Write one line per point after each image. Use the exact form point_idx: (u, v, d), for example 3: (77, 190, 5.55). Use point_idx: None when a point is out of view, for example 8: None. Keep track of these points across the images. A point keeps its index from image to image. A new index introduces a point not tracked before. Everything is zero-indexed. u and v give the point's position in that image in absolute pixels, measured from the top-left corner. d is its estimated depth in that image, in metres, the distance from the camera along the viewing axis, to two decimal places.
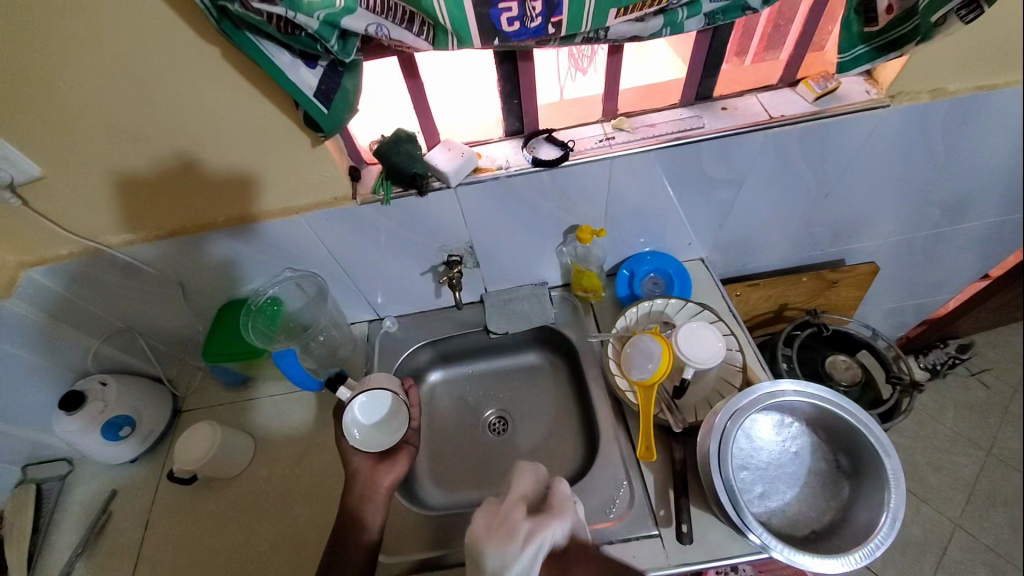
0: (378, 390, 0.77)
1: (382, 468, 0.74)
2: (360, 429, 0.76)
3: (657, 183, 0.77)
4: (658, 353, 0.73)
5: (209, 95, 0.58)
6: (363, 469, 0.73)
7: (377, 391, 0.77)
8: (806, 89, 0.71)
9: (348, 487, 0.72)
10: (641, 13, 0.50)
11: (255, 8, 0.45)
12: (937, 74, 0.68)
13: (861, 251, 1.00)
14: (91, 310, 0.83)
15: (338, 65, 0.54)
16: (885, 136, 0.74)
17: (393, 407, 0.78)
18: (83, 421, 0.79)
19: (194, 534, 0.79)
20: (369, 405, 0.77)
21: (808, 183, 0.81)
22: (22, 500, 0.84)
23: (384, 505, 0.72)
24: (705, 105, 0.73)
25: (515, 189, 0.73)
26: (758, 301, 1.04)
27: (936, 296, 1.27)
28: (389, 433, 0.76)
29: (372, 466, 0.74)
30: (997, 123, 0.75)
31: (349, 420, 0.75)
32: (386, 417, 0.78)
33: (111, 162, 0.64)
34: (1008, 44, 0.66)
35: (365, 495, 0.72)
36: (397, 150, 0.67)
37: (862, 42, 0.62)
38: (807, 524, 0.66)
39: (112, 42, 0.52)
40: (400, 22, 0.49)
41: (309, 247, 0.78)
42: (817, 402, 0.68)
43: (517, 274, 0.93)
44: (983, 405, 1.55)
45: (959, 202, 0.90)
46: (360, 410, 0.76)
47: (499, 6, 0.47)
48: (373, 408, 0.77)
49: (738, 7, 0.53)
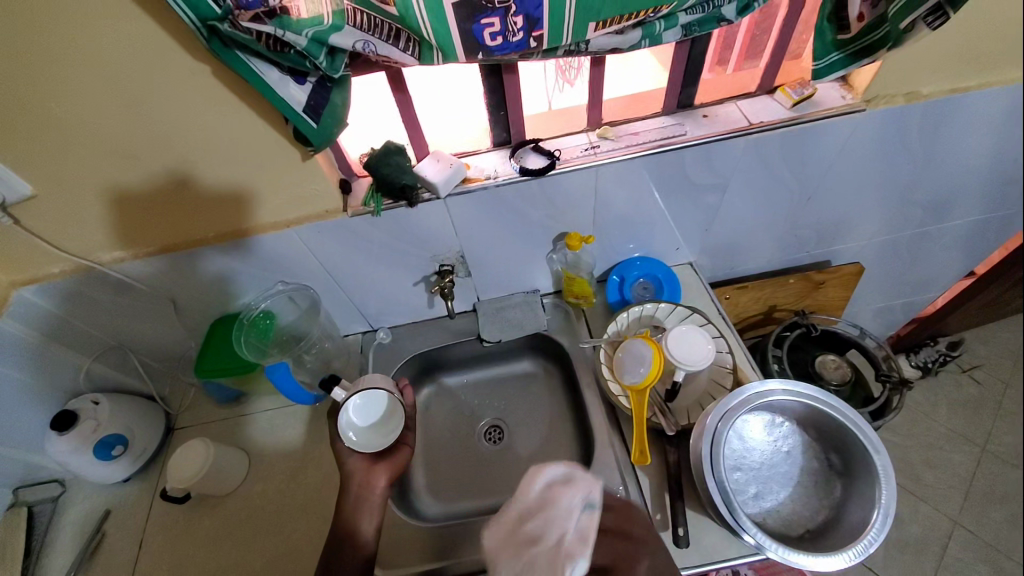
0: (372, 389, 0.77)
1: (378, 469, 0.73)
2: (355, 430, 0.76)
3: (643, 190, 0.78)
4: (649, 356, 0.73)
5: (200, 112, 0.59)
6: (358, 470, 0.73)
7: (372, 392, 0.77)
8: (784, 96, 0.73)
9: (343, 489, 0.72)
10: (620, 26, 0.52)
11: (245, 27, 0.46)
12: (909, 79, 0.71)
13: (846, 252, 1.02)
14: (83, 328, 0.83)
15: (326, 81, 0.55)
16: (862, 139, 0.76)
17: (388, 407, 0.78)
18: (74, 442, 0.78)
19: (189, 553, 0.78)
20: (364, 406, 0.77)
21: (791, 187, 0.82)
22: (13, 523, 0.83)
23: (380, 506, 0.71)
24: (686, 113, 0.75)
25: (504, 198, 0.74)
26: (748, 303, 1.06)
27: (924, 294, 1.29)
28: (384, 433, 0.76)
29: (368, 466, 0.73)
30: (970, 124, 0.77)
31: (344, 422, 0.75)
32: (382, 418, 0.77)
33: (104, 181, 0.64)
34: (976, 48, 0.68)
35: (360, 496, 0.71)
36: (385, 162, 0.68)
37: (836, 50, 0.65)
38: (802, 524, 0.67)
39: (104, 64, 0.53)
40: (386, 38, 0.50)
41: (302, 260, 0.79)
42: (807, 401, 0.69)
43: (509, 283, 0.94)
44: (975, 401, 1.57)
45: (938, 201, 0.92)
46: (354, 412, 0.76)
47: (482, 22, 0.49)
48: (367, 410, 0.77)
49: (714, 20, 0.55)
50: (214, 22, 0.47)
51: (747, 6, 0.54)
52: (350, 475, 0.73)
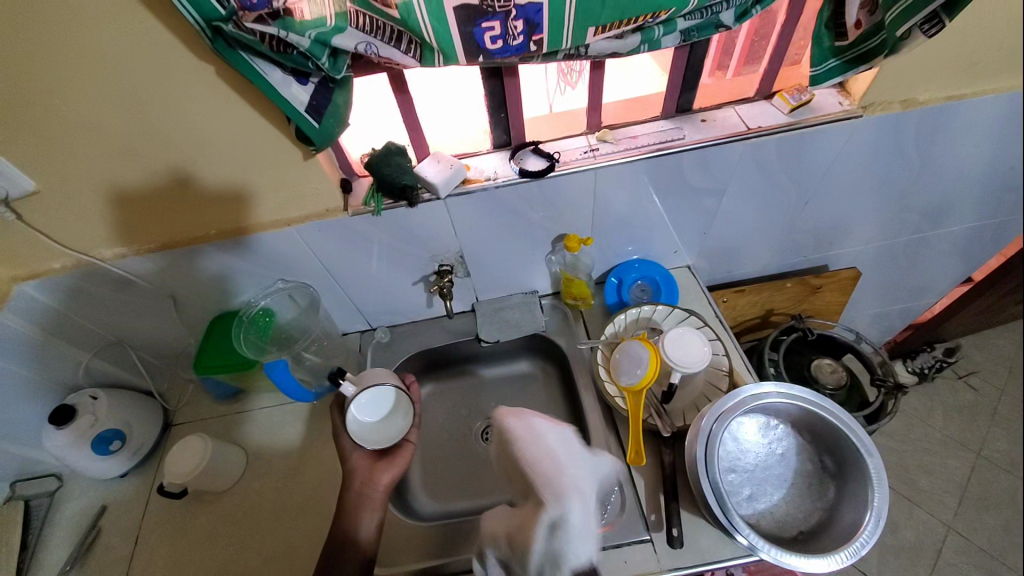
0: (381, 385, 0.77)
1: (376, 466, 0.74)
2: (361, 425, 0.76)
3: (642, 192, 0.79)
4: (646, 358, 0.74)
5: (203, 111, 0.59)
6: (359, 468, 0.74)
7: (380, 388, 0.77)
8: (781, 101, 0.74)
9: (345, 485, 0.73)
10: (620, 31, 0.53)
11: (249, 29, 0.47)
12: (906, 86, 0.71)
13: (843, 257, 1.02)
14: (83, 323, 0.83)
15: (328, 82, 0.56)
16: (859, 144, 0.77)
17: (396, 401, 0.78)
18: (73, 435, 0.79)
19: (185, 548, 0.79)
20: (373, 401, 0.77)
21: (789, 191, 0.83)
22: (10, 516, 0.83)
23: (381, 502, 0.72)
24: (685, 117, 0.76)
25: (503, 200, 0.75)
26: (744, 307, 1.06)
27: (921, 300, 1.30)
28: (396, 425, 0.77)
29: (370, 465, 0.75)
30: (966, 131, 0.78)
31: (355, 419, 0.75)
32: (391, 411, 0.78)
33: (106, 177, 0.65)
34: (972, 56, 0.69)
35: (361, 494, 0.73)
36: (386, 162, 0.68)
37: (834, 56, 0.65)
38: (795, 525, 0.67)
39: (109, 61, 0.53)
40: (388, 40, 0.51)
41: (302, 258, 0.79)
42: (801, 404, 0.70)
43: (508, 283, 0.94)
44: (971, 407, 1.58)
45: (934, 207, 0.93)
46: (364, 407, 0.76)
47: (483, 25, 0.49)
48: (376, 406, 0.77)
49: (712, 25, 0.55)
50: (218, 23, 0.47)
51: (746, 12, 0.55)
52: (352, 473, 0.75)
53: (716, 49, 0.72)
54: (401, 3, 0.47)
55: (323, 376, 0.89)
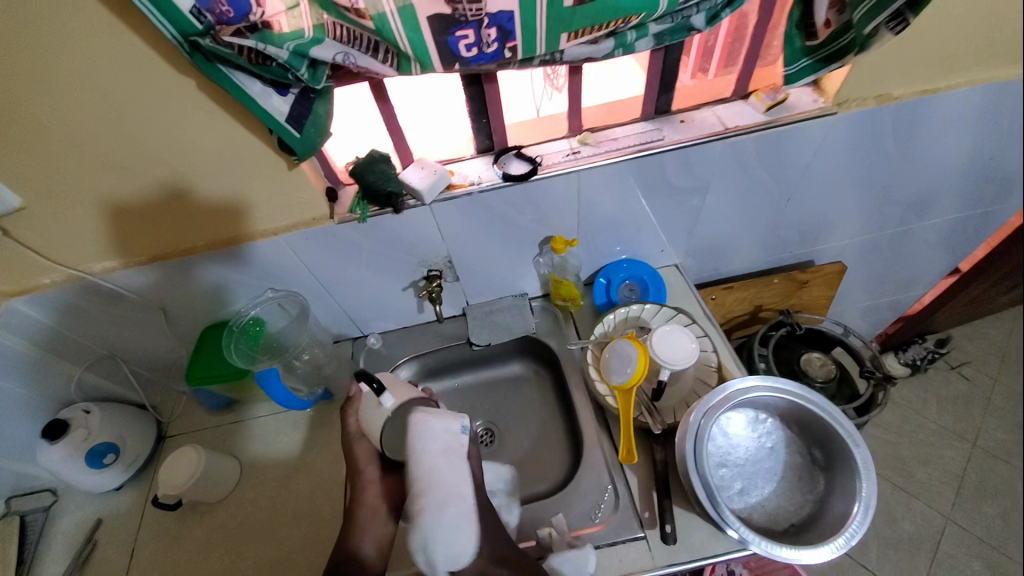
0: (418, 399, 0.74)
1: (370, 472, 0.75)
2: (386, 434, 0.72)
3: (626, 193, 0.80)
4: (634, 356, 0.75)
5: (187, 125, 0.60)
6: (372, 483, 0.74)
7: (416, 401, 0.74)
8: (757, 101, 0.75)
9: (357, 498, 0.73)
10: (593, 36, 0.54)
11: (226, 42, 0.48)
12: (880, 82, 0.73)
13: (829, 251, 1.04)
14: (74, 338, 0.83)
15: (309, 92, 0.57)
16: (838, 140, 0.78)
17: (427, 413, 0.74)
18: (66, 449, 0.79)
19: (181, 560, 0.79)
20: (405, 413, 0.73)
21: (771, 188, 0.84)
22: (5, 532, 0.83)
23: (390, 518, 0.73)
24: (664, 118, 0.77)
25: (488, 204, 0.76)
26: (733, 304, 1.07)
27: (910, 292, 1.31)
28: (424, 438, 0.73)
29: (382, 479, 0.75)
30: (942, 124, 0.79)
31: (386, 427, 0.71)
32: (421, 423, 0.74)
33: (94, 192, 0.65)
34: (943, 51, 0.70)
35: (372, 508, 0.73)
36: (371, 169, 0.69)
37: (806, 55, 0.67)
38: (786, 518, 0.68)
39: (92, 78, 0.54)
40: (365, 50, 0.52)
41: (291, 267, 0.80)
42: (789, 397, 0.71)
43: (498, 287, 0.95)
44: (965, 398, 1.59)
45: (916, 200, 0.94)
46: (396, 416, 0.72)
47: (457, 34, 0.51)
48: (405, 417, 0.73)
49: (684, 28, 0.57)
50: (195, 38, 0.48)
51: (716, 14, 0.56)
52: (363, 487, 0.74)
53: (695, 48, 0.73)
54: (376, 15, 0.48)
55: (315, 383, 0.90)
